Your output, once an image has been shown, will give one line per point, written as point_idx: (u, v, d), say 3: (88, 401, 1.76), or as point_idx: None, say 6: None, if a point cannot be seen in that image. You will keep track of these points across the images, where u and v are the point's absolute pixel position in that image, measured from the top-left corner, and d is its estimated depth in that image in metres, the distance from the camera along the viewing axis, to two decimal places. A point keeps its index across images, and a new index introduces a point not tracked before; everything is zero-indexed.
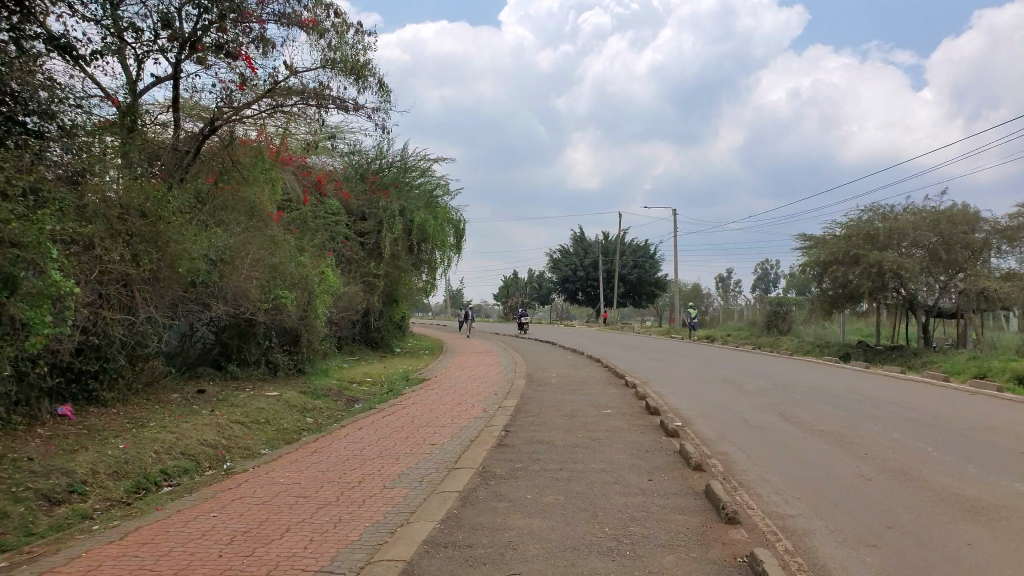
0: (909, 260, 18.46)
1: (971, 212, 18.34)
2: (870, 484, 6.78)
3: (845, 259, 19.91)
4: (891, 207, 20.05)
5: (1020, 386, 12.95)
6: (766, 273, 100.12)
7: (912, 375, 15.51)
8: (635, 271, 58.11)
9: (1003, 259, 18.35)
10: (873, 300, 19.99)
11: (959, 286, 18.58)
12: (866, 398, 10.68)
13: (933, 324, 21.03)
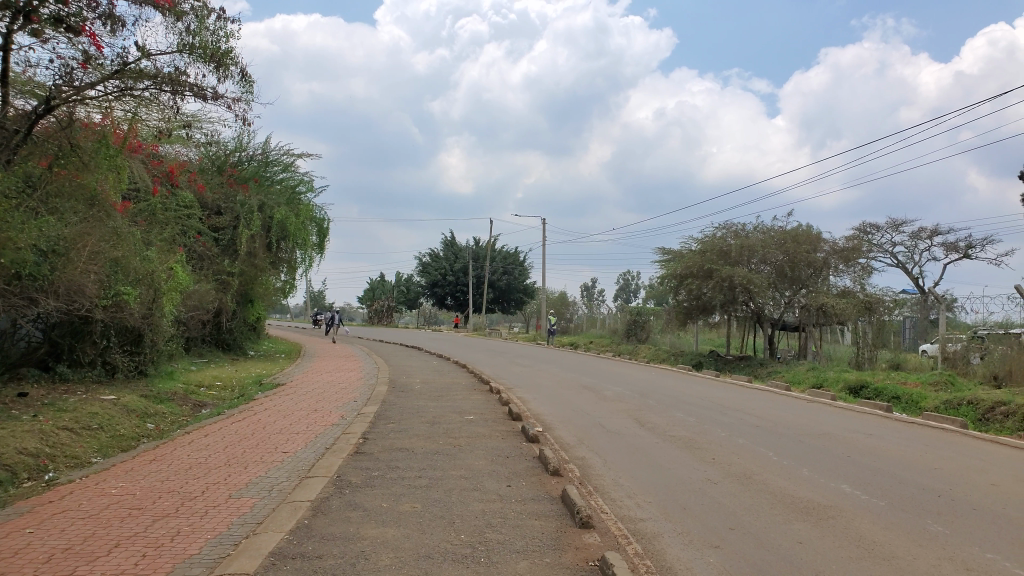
0: (757, 276, 19.72)
1: (814, 233, 19.88)
2: (715, 487, 7.13)
3: (699, 273, 20.94)
4: (742, 225, 21.32)
5: (850, 395, 14.11)
6: (628, 283, 104.36)
7: (756, 384, 16.51)
8: (504, 277, 58.98)
9: (840, 278, 20.01)
10: (724, 312, 21.15)
11: (802, 301, 20.08)
12: (714, 405, 11.28)
13: (778, 337, 22.56)
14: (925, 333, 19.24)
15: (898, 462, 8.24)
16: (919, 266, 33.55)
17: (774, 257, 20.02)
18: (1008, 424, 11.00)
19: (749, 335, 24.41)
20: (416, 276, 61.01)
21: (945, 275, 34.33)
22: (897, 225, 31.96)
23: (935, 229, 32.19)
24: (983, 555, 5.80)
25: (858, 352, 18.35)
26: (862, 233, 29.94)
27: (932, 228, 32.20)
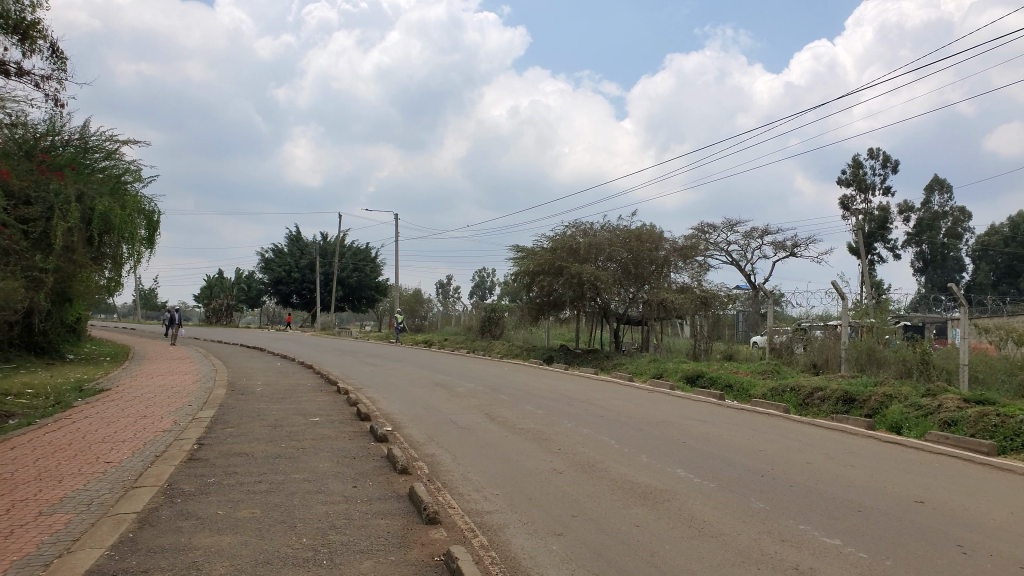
0: (604, 273, 20.48)
1: (656, 232, 20.97)
2: (560, 477, 7.34)
3: (550, 270, 21.42)
4: (590, 224, 22.03)
5: (688, 385, 15.02)
6: (482, 280, 105.73)
7: (603, 376, 17.20)
8: (355, 274, 57.90)
9: (680, 275, 21.23)
10: (573, 307, 21.85)
11: (645, 297, 21.11)
12: (563, 397, 11.61)
13: (623, 331, 23.62)
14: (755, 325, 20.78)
15: (727, 445, 8.84)
16: (751, 263, 36.04)
17: (620, 255, 20.90)
18: (824, 408, 12.10)
19: (597, 330, 25.38)
20: (260, 273, 58.47)
21: (771, 273, 38.86)
22: (731, 225, 34.25)
23: (764, 229, 34.77)
24: (797, 527, 6.36)
25: (696, 343, 19.47)
26: (699, 233, 31.83)
27: (761, 229, 34.78)
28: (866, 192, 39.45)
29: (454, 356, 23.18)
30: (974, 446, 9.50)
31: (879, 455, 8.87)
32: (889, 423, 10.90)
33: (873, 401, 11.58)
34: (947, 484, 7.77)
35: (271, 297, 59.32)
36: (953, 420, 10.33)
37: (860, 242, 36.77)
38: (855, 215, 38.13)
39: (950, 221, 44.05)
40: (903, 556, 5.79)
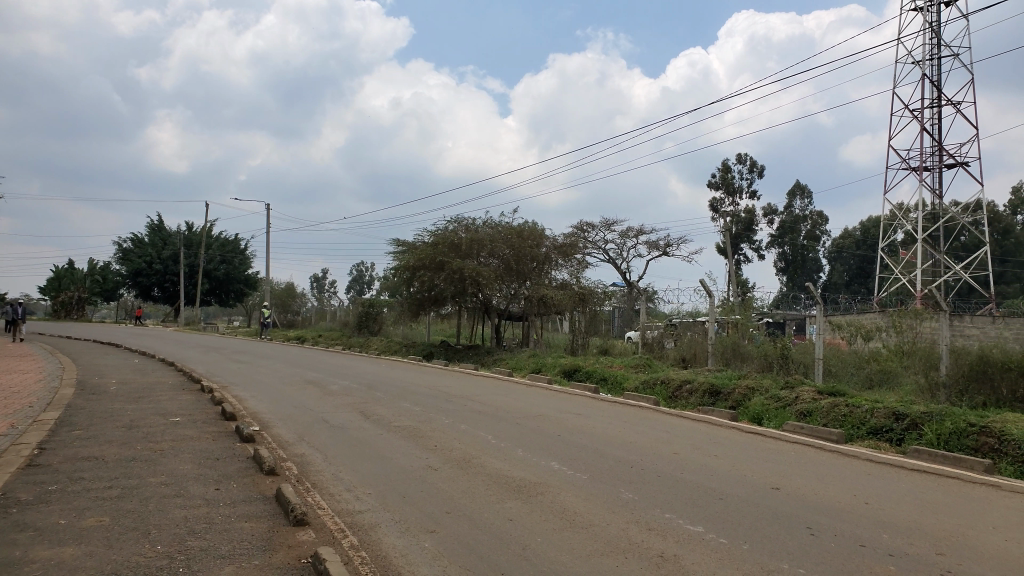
0: (485, 269, 20.58)
1: (537, 231, 21.15)
2: (435, 474, 7.29)
3: (430, 265, 21.27)
4: (472, 219, 22.04)
5: (565, 379, 15.36)
6: (360, 274, 103.93)
7: (483, 371, 17.30)
8: (223, 266, 55.50)
9: (560, 272, 21.72)
10: (454, 303, 21.86)
11: (525, 293, 21.40)
12: (441, 394, 11.55)
13: (503, 327, 23.84)
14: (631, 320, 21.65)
15: (600, 438, 9.07)
16: (626, 261, 37.19)
17: (502, 251, 21.08)
18: (692, 400, 12.68)
19: (477, 326, 25.52)
20: (118, 265, 54.80)
21: (646, 270, 43.18)
22: (608, 224, 35.27)
23: (639, 229, 36.02)
24: (664, 516, 6.61)
25: (573, 338, 20.15)
26: (579, 231, 32.57)
27: (637, 228, 36.01)
28: (734, 195, 41.67)
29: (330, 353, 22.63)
30: (825, 435, 10.23)
31: (740, 445, 9.37)
32: (750, 414, 11.56)
33: (736, 394, 12.22)
34: (800, 471, 8.30)
35: (130, 291, 55.75)
36: (808, 411, 11.07)
37: (727, 242, 38.81)
38: (723, 217, 40.21)
39: (808, 225, 47.30)
40: (759, 539, 6.13)
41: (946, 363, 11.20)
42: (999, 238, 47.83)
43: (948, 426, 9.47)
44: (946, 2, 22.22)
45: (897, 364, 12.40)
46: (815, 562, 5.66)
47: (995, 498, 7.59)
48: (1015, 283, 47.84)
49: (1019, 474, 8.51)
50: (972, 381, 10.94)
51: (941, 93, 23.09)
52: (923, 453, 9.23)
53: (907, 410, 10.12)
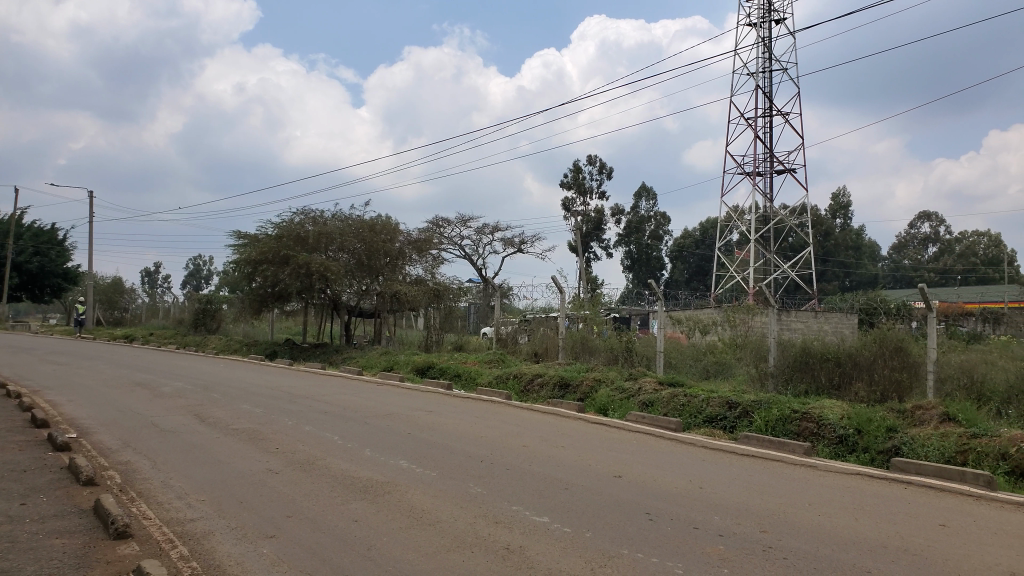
0: (334, 263, 20.06)
1: (391, 224, 21.16)
2: (276, 477, 6.99)
3: (274, 259, 20.41)
4: (320, 212, 21.37)
5: (417, 376, 15.28)
6: (198, 269, 98.15)
7: (331, 370, 16.85)
8: (38, 259, 50.61)
9: (414, 267, 21.74)
10: (300, 299, 21.07)
11: (377, 289, 21.11)
12: (285, 394, 11.12)
13: (354, 324, 23.42)
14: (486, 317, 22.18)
15: (450, 434, 9.08)
16: (482, 258, 37.43)
17: (352, 246, 20.65)
18: (543, 393, 12.99)
19: (326, 323, 24.86)
20: None
21: (502, 266, 45.84)
22: (463, 220, 35.32)
23: (494, 225, 36.39)
24: (511, 508, 6.69)
25: (427, 335, 20.03)
26: (434, 227, 32.45)
27: (492, 224, 36.34)
28: (585, 195, 43.07)
29: (163, 353, 21.25)
30: (665, 424, 10.78)
31: (586, 436, 9.67)
32: (597, 405, 11.99)
33: (584, 386, 12.61)
34: (641, 459, 8.69)
35: None
36: (650, 401, 11.61)
37: (579, 241, 40.03)
38: (574, 215, 41.43)
39: (653, 224, 49.61)
40: (601, 527, 6.34)
41: (774, 355, 12.10)
42: (821, 240, 52.29)
43: (775, 413, 10.23)
44: (776, 20, 23.99)
45: (731, 355, 13.26)
46: (652, 546, 5.93)
47: (812, 477, 8.28)
48: (834, 280, 52.59)
49: (834, 455, 9.35)
50: (796, 371, 11.90)
51: (772, 104, 24.91)
52: (752, 439, 9.94)
53: (738, 399, 10.85)
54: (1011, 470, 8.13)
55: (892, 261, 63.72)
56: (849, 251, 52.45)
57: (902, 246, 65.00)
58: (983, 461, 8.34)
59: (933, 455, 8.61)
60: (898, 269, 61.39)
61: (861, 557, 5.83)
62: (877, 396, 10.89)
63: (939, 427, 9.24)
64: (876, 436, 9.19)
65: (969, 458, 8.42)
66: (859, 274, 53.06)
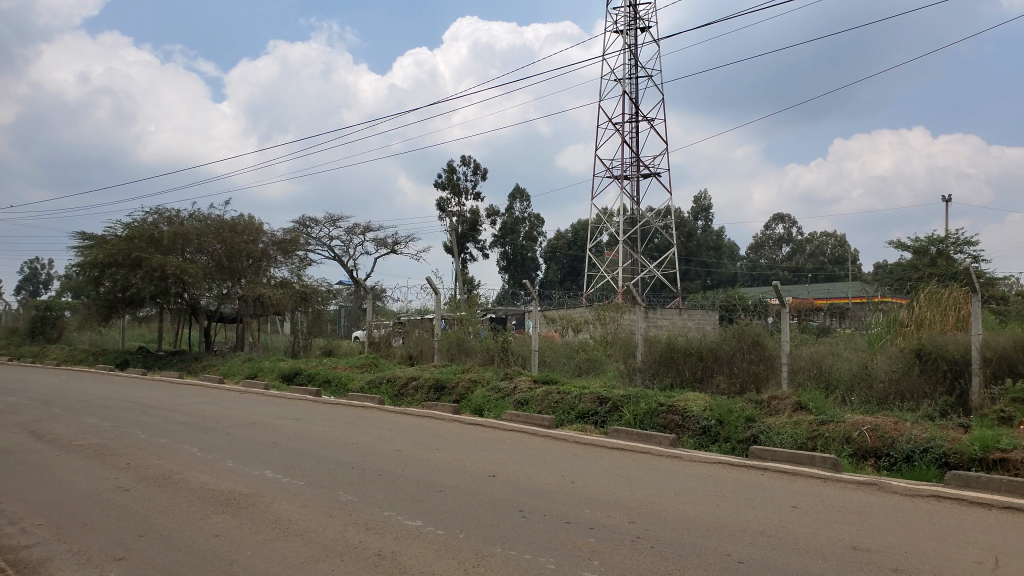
0: (192, 266, 19.08)
1: (254, 225, 20.40)
2: (126, 494, 6.53)
3: (124, 261, 19.15)
4: (176, 211, 20.26)
5: (283, 383, 14.81)
6: (38, 274, 90.53)
7: (190, 379, 16.01)
8: None
9: (279, 269, 21.22)
10: (154, 304, 19.89)
11: (240, 292, 20.34)
12: (137, 406, 10.43)
13: (214, 329, 22.46)
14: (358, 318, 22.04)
15: (319, 441, 8.81)
16: (353, 259, 36.68)
17: (211, 247, 19.73)
18: (417, 396, 12.89)
19: (184, 329, 23.65)
20: None
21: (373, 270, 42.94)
22: (333, 219, 34.48)
23: (366, 226, 35.79)
24: (383, 514, 6.55)
25: (295, 339, 19.71)
26: (301, 228, 31.46)
27: (363, 225, 35.70)
28: (459, 195, 43.19)
29: None
30: (539, 421, 10.95)
31: (461, 436, 9.66)
32: (472, 406, 12.00)
33: (459, 387, 12.61)
34: (516, 457, 8.77)
35: None
36: (524, 400, 11.75)
37: (453, 242, 40.04)
38: (449, 216, 41.42)
39: (527, 225, 50.42)
40: (474, 527, 6.32)
41: (642, 352, 12.56)
42: (685, 241, 54.92)
43: (643, 407, 10.60)
44: (642, 28, 24.97)
45: (602, 353, 13.65)
46: (525, 543, 5.97)
47: (678, 467, 8.63)
48: (697, 279, 55.36)
49: (698, 445, 9.81)
50: (662, 366, 12.39)
51: (638, 109, 25.90)
52: (621, 432, 10.26)
53: (609, 394, 11.16)
54: (854, 452, 8.81)
55: (750, 260, 67.80)
56: (709, 252, 55.43)
57: (759, 247, 69.33)
58: (830, 445, 8.99)
59: (787, 441, 9.19)
60: (755, 268, 65.43)
61: (721, 541, 6.13)
62: (737, 388, 11.52)
63: (791, 415, 9.88)
64: (736, 425, 9.71)
65: (819, 443, 9.06)
66: (720, 273, 56.23)
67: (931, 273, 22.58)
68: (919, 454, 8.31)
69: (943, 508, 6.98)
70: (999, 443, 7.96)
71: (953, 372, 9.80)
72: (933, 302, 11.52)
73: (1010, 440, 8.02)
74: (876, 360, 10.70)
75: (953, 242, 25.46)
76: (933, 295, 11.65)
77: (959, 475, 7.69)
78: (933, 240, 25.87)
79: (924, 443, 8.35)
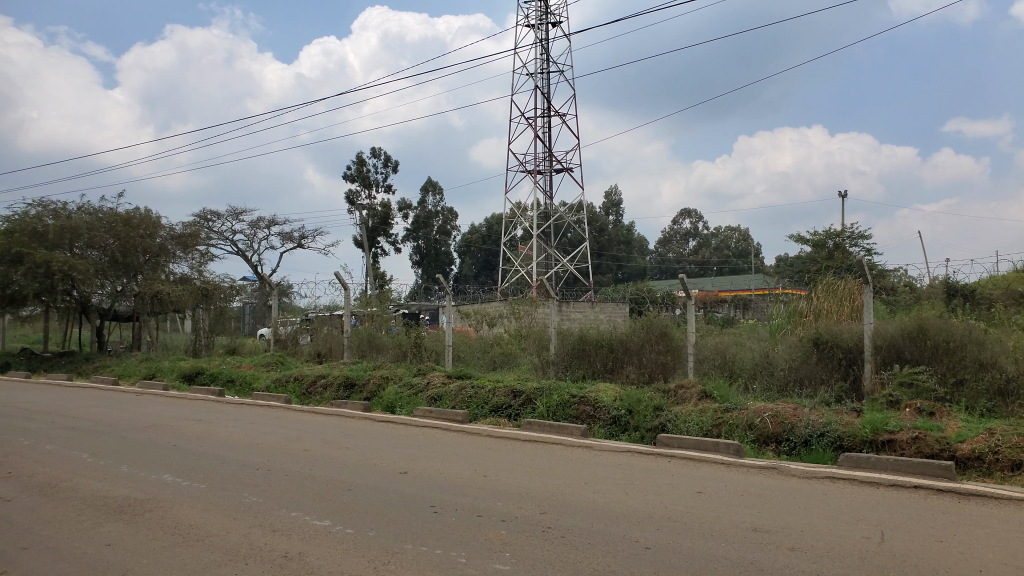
0: (81, 261, 18.08)
1: (151, 218, 19.52)
2: (9, 506, 6.14)
3: (4, 257, 17.92)
4: (62, 204, 19.11)
5: (184, 384, 14.26)
6: None
7: (80, 381, 15.22)
8: None
9: (178, 265, 20.44)
10: (39, 302, 18.74)
11: (135, 289, 19.46)
12: (21, 412, 9.80)
13: (108, 328, 21.39)
14: (263, 316, 21.65)
15: (223, 443, 8.52)
16: (258, 254, 35.65)
17: (104, 241, 18.74)
18: (327, 394, 12.64)
19: (73, 329, 22.41)
20: None
21: (281, 263, 41.06)
22: (236, 213, 33.33)
23: (271, 219, 34.76)
24: (289, 515, 6.38)
25: (196, 339, 19.07)
26: (201, 221, 30.25)
27: (268, 218, 34.65)
28: (369, 188, 42.53)
29: None
30: (452, 416, 10.92)
31: (371, 434, 9.53)
32: (384, 403, 11.86)
33: (370, 384, 12.43)
34: (428, 453, 8.71)
35: None
36: (437, 395, 11.69)
37: (364, 237, 39.52)
38: (359, 209, 40.72)
39: (440, 219, 50.23)
40: (384, 525, 6.24)
41: (555, 345, 12.70)
42: (597, 235, 55.94)
43: (555, 399, 10.72)
44: (553, 23, 25.19)
45: (515, 347, 13.74)
46: (436, 538, 5.94)
47: (588, 457, 8.77)
48: (609, 273, 56.47)
49: (609, 435, 10.01)
50: (575, 358, 12.57)
51: (550, 104, 26.13)
52: (534, 425, 10.36)
53: (522, 387, 11.23)
54: (756, 438, 9.17)
55: (659, 254, 69.49)
56: (620, 246, 56.62)
57: (667, 240, 71.05)
58: (734, 432, 9.33)
59: (694, 429, 9.47)
60: (664, 261, 67.19)
61: (629, 528, 6.26)
62: (646, 377, 11.81)
63: (697, 403, 10.20)
64: (644, 415, 9.94)
65: (723, 430, 9.39)
66: (631, 267, 57.58)
67: (828, 266, 23.71)
68: (816, 438, 8.72)
69: (835, 488, 7.35)
70: (887, 426, 8.45)
71: (847, 360, 10.36)
72: (830, 293, 12.12)
73: (898, 423, 8.53)
74: (777, 349, 11.16)
75: (848, 236, 26.86)
76: (829, 287, 12.25)
77: (851, 457, 8.12)
78: (830, 234, 27.20)
79: (820, 427, 8.76)
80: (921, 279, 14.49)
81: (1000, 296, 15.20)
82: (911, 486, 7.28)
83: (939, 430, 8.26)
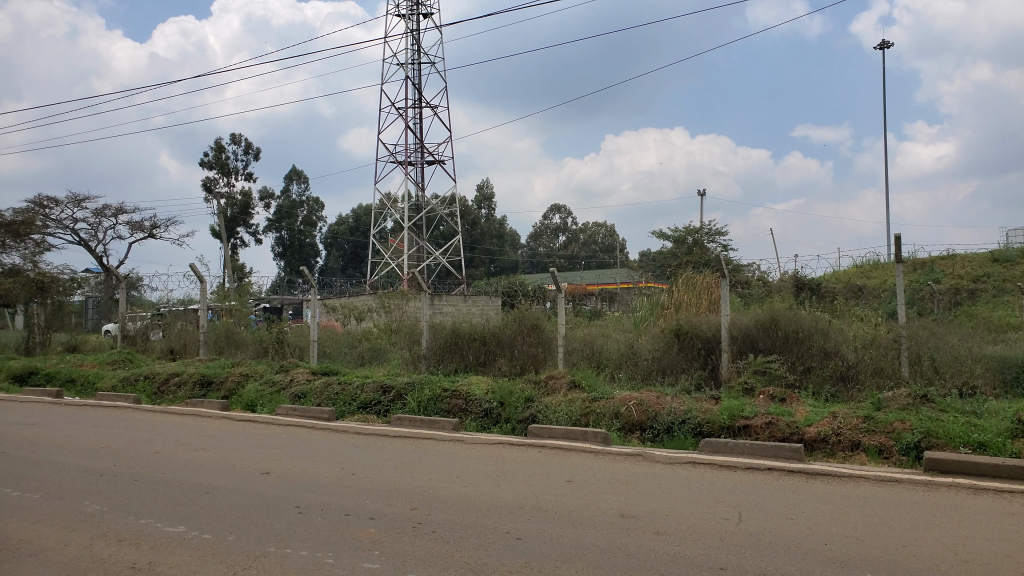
0: None
1: None
2: None
3: None
4: None
5: (14, 385, 13.04)
6: None
7: None
8: None
9: (8, 255, 18.88)
10: None
11: None
12: None
13: None
14: (108, 311, 20.27)
15: (62, 448, 7.82)
16: (102, 243, 33.09)
17: None
18: (180, 393, 11.93)
19: None
20: None
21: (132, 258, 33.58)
22: (77, 200, 30.83)
23: (119, 207, 32.37)
24: (138, 523, 5.92)
25: (28, 336, 17.57)
26: (36, 208, 27.74)
27: (115, 206, 32.20)
28: (228, 175, 40.62)
29: None
30: (318, 414, 10.56)
31: (231, 435, 9.04)
32: (245, 402, 11.31)
33: (229, 382, 11.84)
34: (293, 452, 8.35)
35: None
36: (302, 393, 11.27)
37: (222, 227, 37.64)
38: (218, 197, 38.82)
39: (305, 210, 48.83)
40: (245, 528, 5.92)
41: (426, 339, 12.55)
42: (470, 228, 56.12)
43: (427, 394, 10.59)
44: (424, 14, 24.99)
45: (385, 341, 13.51)
46: (302, 539, 5.69)
47: (460, 450, 8.71)
48: (482, 266, 56.86)
49: (480, 428, 10.00)
50: (447, 352, 12.49)
51: (421, 95, 25.94)
52: (405, 420, 10.19)
53: (392, 383, 11.04)
54: (622, 426, 9.44)
55: (530, 248, 70.56)
56: (493, 240, 57.24)
57: (538, 235, 72.46)
58: (601, 420, 9.55)
59: (563, 419, 9.64)
60: (537, 256, 68.37)
61: (500, 520, 6.25)
62: (517, 369, 11.89)
63: (567, 393, 10.37)
64: (516, 406, 10.01)
65: (591, 419, 9.60)
66: (504, 261, 58.13)
67: (688, 261, 24.90)
68: (677, 425, 9.08)
69: (696, 472, 7.67)
70: (743, 412, 8.92)
71: (705, 350, 10.84)
72: (689, 286, 12.71)
73: (752, 409, 9.02)
74: (641, 340, 11.55)
75: (706, 232, 28.31)
76: (689, 281, 12.84)
77: (711, 442, 8.50)
78: (690, 231, 28.57)
79: (682, 415, 9.13)
80: (771, 273, 15.44)
81: (840, 289, 16.47)
82: (765, 468, 7.71)
83: (789, 416, 8.80)
